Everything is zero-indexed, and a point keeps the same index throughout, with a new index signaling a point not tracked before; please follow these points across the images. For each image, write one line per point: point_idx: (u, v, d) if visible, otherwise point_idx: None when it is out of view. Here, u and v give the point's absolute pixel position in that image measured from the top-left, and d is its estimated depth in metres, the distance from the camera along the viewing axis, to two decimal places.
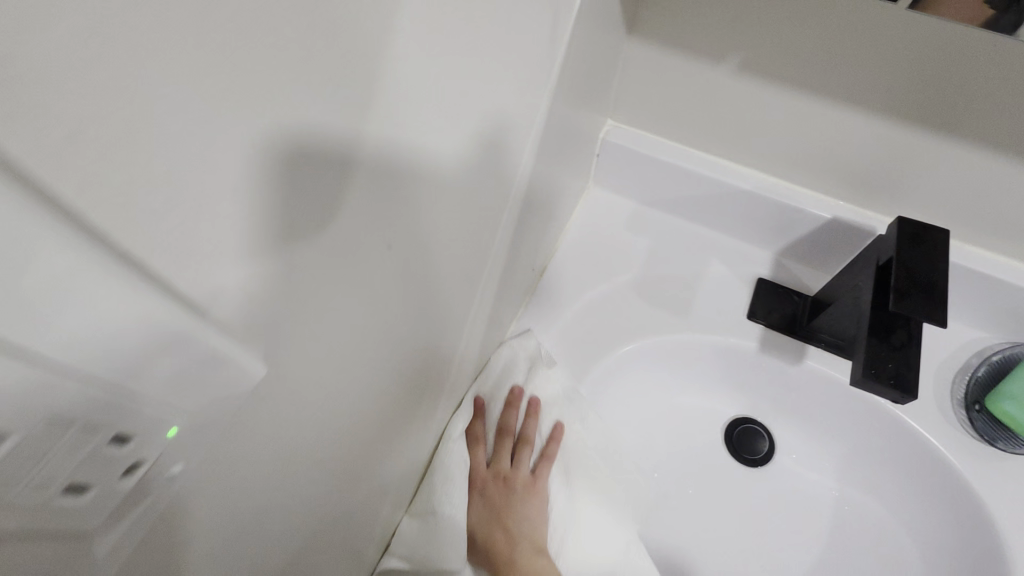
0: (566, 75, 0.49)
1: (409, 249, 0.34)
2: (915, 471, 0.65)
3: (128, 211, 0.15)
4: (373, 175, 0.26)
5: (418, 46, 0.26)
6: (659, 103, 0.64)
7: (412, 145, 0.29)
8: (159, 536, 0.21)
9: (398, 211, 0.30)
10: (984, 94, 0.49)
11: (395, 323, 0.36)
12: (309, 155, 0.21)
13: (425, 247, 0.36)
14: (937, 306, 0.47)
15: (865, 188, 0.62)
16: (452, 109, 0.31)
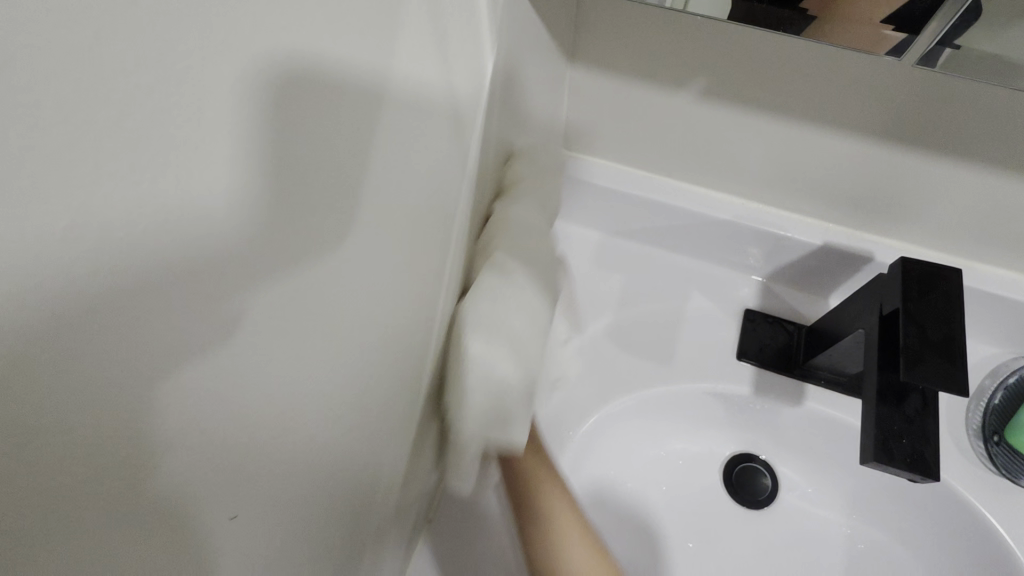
0: (493, 138, 0.41)
1: (292, 442, 0.26)
2: (935, 508, 0.59)
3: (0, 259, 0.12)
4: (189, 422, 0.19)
5: (236, 239, 0.19)
6: (614, 130, 0.56)
7: (261, 342, 0.22)
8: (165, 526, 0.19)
9: (259, 421, 0.23)
10: (982, 110, 0.41)
11: (292, 513, 0.29)
12: (44, 477, 0.14)
13: (320, 421, 0.29)
14: (955, 369, 0.40)
15: (856, 210, 0.54)
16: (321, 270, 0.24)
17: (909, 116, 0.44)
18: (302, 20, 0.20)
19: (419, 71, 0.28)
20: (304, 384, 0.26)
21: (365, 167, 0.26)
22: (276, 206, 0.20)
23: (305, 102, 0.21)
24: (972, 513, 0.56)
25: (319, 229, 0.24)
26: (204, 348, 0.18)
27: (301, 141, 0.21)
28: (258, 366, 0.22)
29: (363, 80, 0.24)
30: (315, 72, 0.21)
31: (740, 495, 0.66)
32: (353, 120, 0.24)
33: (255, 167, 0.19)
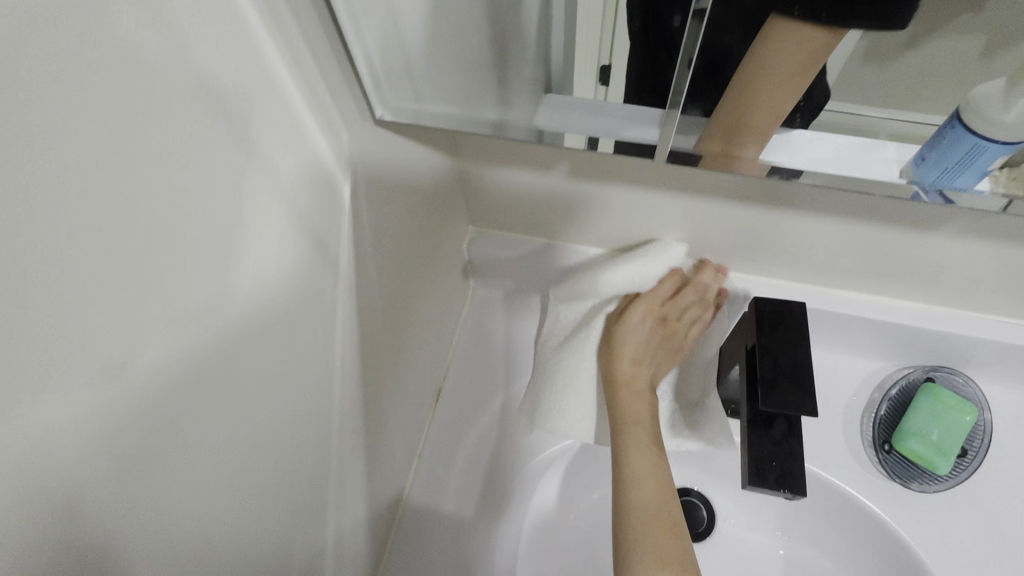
0: (378, 235, 0.47)
1: (165, 557, 0.29)
2: (847, 518, 0.64)
3: None
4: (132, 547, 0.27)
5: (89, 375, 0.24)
6: (510, 205, 0.64)
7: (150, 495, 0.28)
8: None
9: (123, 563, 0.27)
10: (785, 183, 0.51)
11: None
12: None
13: (205, 533, 0.32)
14: (804, 392, 0.46)
15: (728, 257, 0.62)
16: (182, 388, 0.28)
17: (737, 187, 0.53)
18: (156, 273, 0.26)
19: (283, 221, 0.35)
20: (185, 498, 0.30)
21: (236, 324, 0.32)
22: (121, 414, 0.25)
23: (151, 327, 0.26)
24: (875, 518, 0.61)
25: (189, 376, 0.29)
26: (56, 534, 0.23)
27: (147, 360, 0.26)
28: (124, 520, 0.26)
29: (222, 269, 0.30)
30: (164, 296, 0.27)
31: None
32: (217, 304, 0.30)
33: (102, 395, 0.24)
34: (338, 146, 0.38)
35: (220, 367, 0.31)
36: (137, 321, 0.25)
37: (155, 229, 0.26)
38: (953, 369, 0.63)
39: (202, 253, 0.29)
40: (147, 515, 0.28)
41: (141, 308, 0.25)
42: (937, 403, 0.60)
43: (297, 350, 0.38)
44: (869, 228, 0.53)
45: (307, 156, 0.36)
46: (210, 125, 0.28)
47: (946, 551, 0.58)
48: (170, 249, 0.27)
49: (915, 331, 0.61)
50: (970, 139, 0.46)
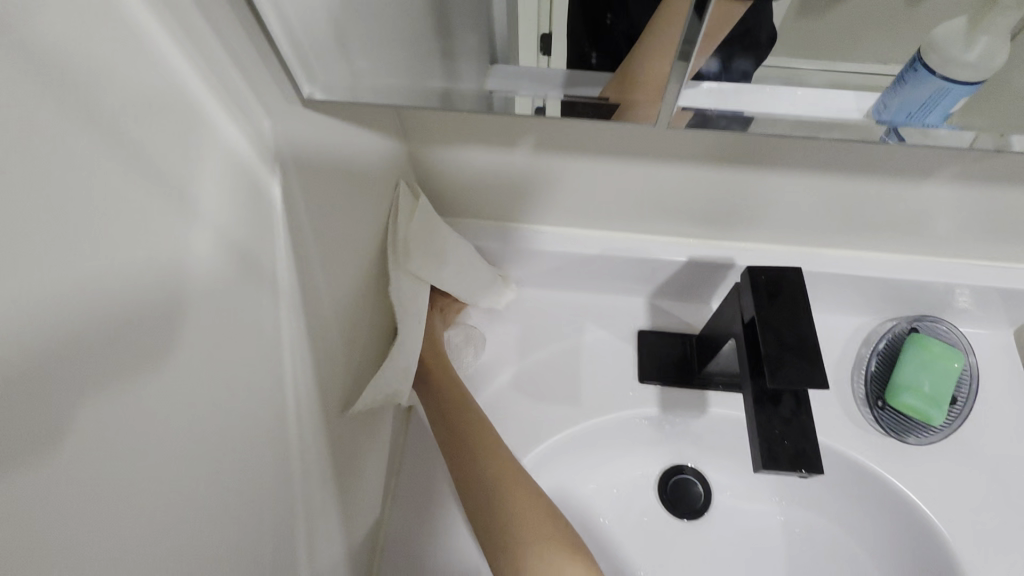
0: (327, 240, 0.40)
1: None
2: (845, 479, 0.62)
3: None
4: None
5: None
6: (470, 188, 0.58)
7: None
8: None
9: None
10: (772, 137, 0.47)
11: None
12: None
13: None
14: (815, 366, 0.42)
15: (708, 223, 0.58)
16: (91, 475, 0.21)
17: (715, 146, 0.48)
18: (36, 349, 0.19)
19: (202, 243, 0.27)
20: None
21: (158, 383, 0.24)
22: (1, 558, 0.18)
23: (32, 424, 0.19)
24: (875, 477, 0.60)
25: (99, 469, 0.22)
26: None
27: (33, 467, 0.19)
28: None
29: (129, 322, 0.23)
30: (45, 374, 0.19)
31: (679, 509, 0.67)
32: (129, 368, 0.23)
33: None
34: (261, 134, 0.31)
35: (144, 442, 0.24)
36: (8, 407, 0.18)
37: (12, 283, 0.18)
38: (935, 317, 0.62)
39: (89, 313, 0.21)
40: None
41: (14, 400, 0.18)
42: (926, 354, 0.59)
43: (243, 394, 0.31)
44: (857, 182, 0.50)
45: (224, 161, 0.28)
46: (71, 134, 0.20)
47: (945, 500, 0.58)
48: (43, 315, 0.19)
49: (903, 283, 0.59)
50: (929, 81, 0.44)
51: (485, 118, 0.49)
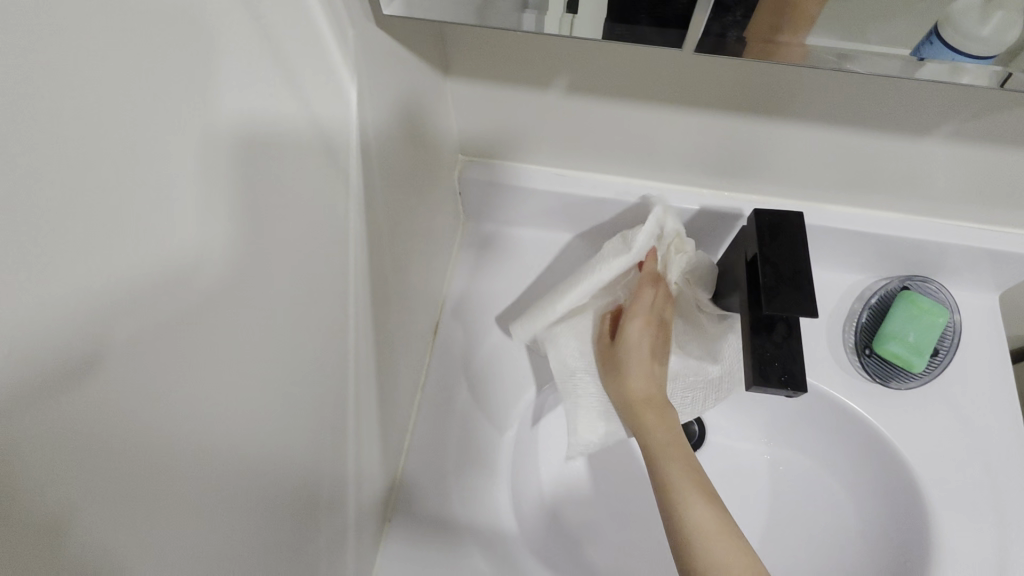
0: (382, 155, 0.44)
1: (210, 473, 0.29)
2: (830, 421, 0.68)
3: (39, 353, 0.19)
4: (173, 454, 0.26)
5: (133, 266, 0.23)
6: (501, 129, 0.62)
7: (191, 403, 0.27)
8: (169, 478, 0.26)
9: (169, 488, 0.26)
10: (784, 88, 0.51)
11: (234, 508, 0.31)
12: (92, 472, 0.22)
13: (241, 457, 0.31)
14: (806, 296, 0.47)
15: (720, 175, 0.62)
16: (213, 288, 0.27)
17: (732, 95, 0.53)
18: (189, 176, 0.25)
19: (291, 134, 0.32)
20: (218, 418, 0.29)
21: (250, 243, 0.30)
22: (145, 344, 0.24)
23: (168, 246, 0.24)
24: (856, 418, 0.65)
25: (210, 298, 0.27)
26: (106, 456, 0.22)
27: (182, 267, 0.25)
28: (171, 424, 0.26)
29: (235, 188, 0.28)
30: (192, 199, 0.25)
31: None
32: (232, 224, 0.28)
33: (125, 322, 0.22)
34: (340, 47, 0.36)
35: (238, 286, 0.29)
36: (167, 215, 0.24)
37: (175, 120, 0.24)
38: (926, 277, 0.67)
39: (219, 163, 0.27)
40: (189, 415, 0.27)
41: (172, 209, 0.24)
42: (914, 307, 0.64)
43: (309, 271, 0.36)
44: (861, 137, 0.54)
45: (313, 61, 0.33)
46: (211, 23, 0.25)
47: (920, 442, 0.63)
48: (196, 149, 0.25)
49: (898, 240, 0.63)
50: (946, 56, 0.43)
51: (523, 57, 0.53)
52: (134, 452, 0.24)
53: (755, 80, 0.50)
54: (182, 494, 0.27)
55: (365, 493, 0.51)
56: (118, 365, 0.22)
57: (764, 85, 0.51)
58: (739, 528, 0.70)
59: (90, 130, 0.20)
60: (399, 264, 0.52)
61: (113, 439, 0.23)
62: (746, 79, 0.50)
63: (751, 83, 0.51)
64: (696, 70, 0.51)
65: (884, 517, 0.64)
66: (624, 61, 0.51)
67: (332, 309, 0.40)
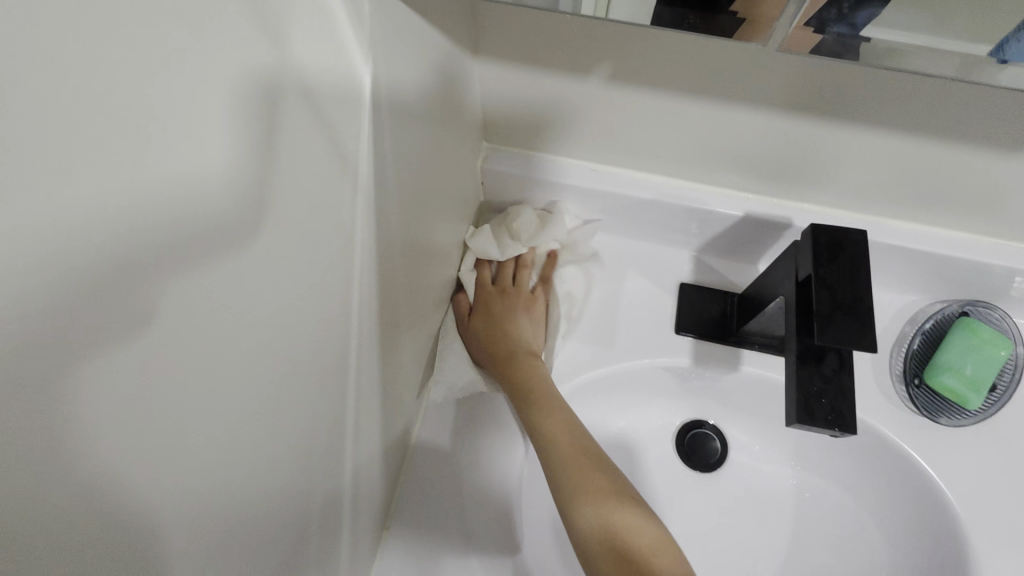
0: (398, 145, 0.40)
1: (195, 528, 0.25)
2: (867, 452, 0.63)
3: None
4: (162, 506, 0.22)
5: (120, 293, 0.18)
6: (530, 116, 0.57)
7: (184, 445, 0.23)
8: (155, 532, 0.22)
9: (144, 554, 0.22)
10: (859, 87, 0.44)
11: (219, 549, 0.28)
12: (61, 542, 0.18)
13: (233, 493, 0.28)
14: (865, 327, 0.42)
15: (769, 179, 0.56)
16: None
17: (797, 93, 0.46)
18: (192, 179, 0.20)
19: (294, 126, 0.27)
20: (206, 457, 0.25)
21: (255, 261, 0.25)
22: (122, 397, 0.19)
23: (154, 275, 0.20)
24: (897, 452, 0.60)
25: (207, 335, 0.23)
26: (63, 533, 0.18)
27: (181, 289, 0.21)
28: (160, 473, 0.22)
29: (241, 199, 0.23)
30: (196, 208, 0.21)
31: (694, 461, 0.69)
32: (236, 243, 0.23)
33: (96, 374, 0.18)
34: (356, 22, 0.31)
35: (239, 311, 0.25)
36: (163, 229, 0.20)
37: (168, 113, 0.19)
38: (989, 304, 0.60)
39: (224, 164, 0.22)
40: (182, 459, 0.23)
41: (172, 223, 0.20)
42: (974, 338, 0.58)
43: (313, 281, 0.32)
44: (939, 148, 0.48)
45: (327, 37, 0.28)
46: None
47: (967, 483, 0.58)
48: (197, 147, 0.20)
49: (962, 263, 0.57)
50: None
51: (563, 38, 0.47)
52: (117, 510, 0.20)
53: (827, 77, 0.44)
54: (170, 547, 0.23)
55: (364, 507, 0.47)
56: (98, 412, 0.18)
57: (837, 84, 0.44)
58: (756, 556, 0.66)
59: (37, 136, 0.15)
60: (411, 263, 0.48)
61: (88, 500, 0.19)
62: (816, 75, 0.44)
63: (822, 81, 0.45)
64: (761, 62, 0.45)
65: (918, 559, 0.60)
66: (679, 48, 0.45)
67: (336, 318, 0.36)
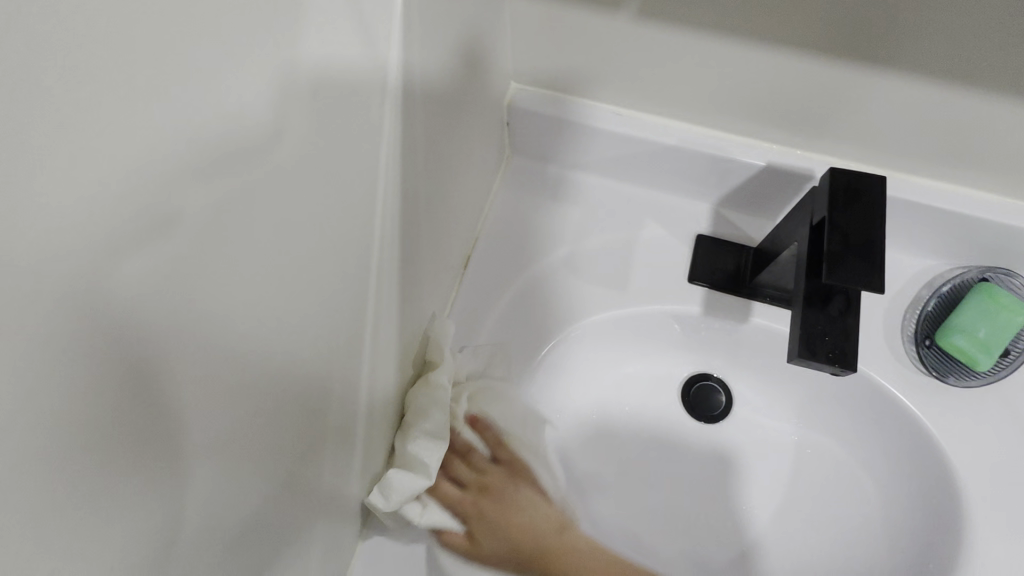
0: (427, 60, 0.41)
1: (219, 371, 0.27)
2: (870, 410, 0.64)
3: (58, 188, 0.18)
4: (193, 328, 0.25)
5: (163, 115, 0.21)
6: (558, 53, 0.57)
7: (211, 284, 0.26)
8: (189, 353, 0.25)
9: (172, 377, 0.25)
10: (891, 26, 0.44)
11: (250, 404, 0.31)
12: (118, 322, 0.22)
13: (258, 352, 0.31)
14: (873, 269, 0.42)
15: (794, 127, 0.56)
16: (238, 167, 0.26)
17: (826, 32, 0.46)
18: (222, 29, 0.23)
19: (328, 13, 0.29)
20: (236, 310, 0.28)
21: (275, 133, 0.27)
22: (147, 221, 0.22)
23: (180, 112, 0.22)
24: (900, 410, 0.61)
25: (223, 187, 0.25)
26: (121, 321, 0.22)
27: (214, 131, 0.24)
28: (193, 296, 0.25)
29: (257, 65, 0.25)
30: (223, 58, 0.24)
31: (698, 411, 0.71)
32: (253, 107, 0.26)
33: (121, 190, 0.21)
34: None
35: (260, 178, 0.27)
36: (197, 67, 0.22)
37: None
38: (1011, 270, 0.60)
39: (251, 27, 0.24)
40: (210, 292, 0.26)
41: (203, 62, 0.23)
42: (992, 302, 0.57)
43: (339, 176, 0.34)
44: (970, 97, 0.47)
45: None
46: None
47: (968, 444, 0.58)
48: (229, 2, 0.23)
49: (986, 224, 0.57)
50: None
51: None
52: (162, 312, 0.23)
53: (857, 14, 0.44)
54: (198, 372, 0.26)
55: (378, 414, 0.50)
56: (140, 219, 0.21)
57: (868, 21, 0.44)
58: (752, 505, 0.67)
59: None
60: (434, 188, 0.50)
61: (137, 293, 0.22)
62: (847, 12, 0.44)
63: (852, 18, 0.45)
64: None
65: (912, 516, 0.61)
66: None
67: (359, 218, 0.38)
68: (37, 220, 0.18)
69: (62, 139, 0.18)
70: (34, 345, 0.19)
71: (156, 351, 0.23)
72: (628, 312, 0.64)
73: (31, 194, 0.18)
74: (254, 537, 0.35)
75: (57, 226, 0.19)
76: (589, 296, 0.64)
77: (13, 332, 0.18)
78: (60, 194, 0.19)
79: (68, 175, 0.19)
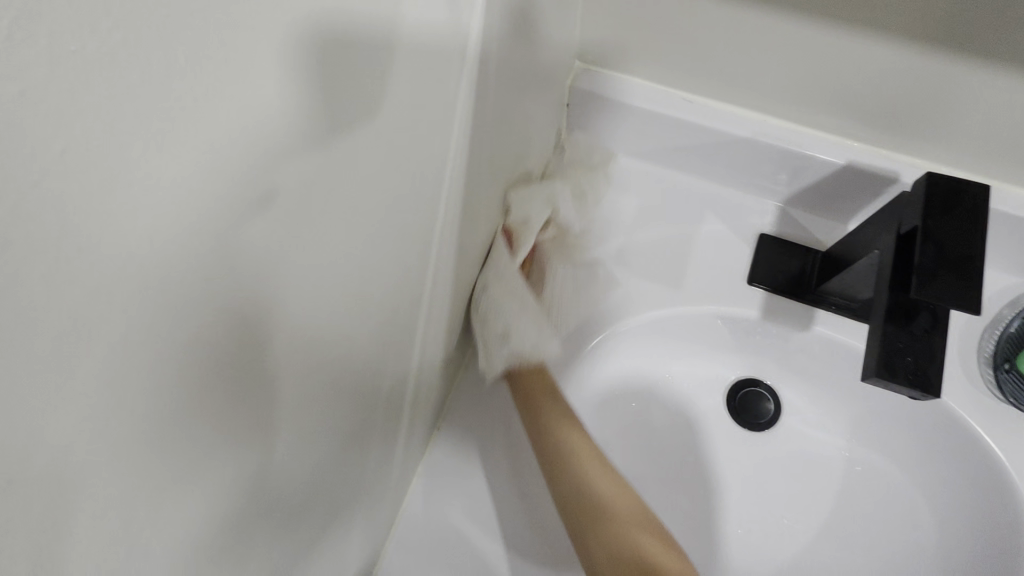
0: (504, 35, 0.39)
1: (285, 353, 0.26)
2: (934, 431, 0.60)
3: (170, 172, 0.17)
4: (270, 313, 0.24)
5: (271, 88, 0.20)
6: (633, 31, 0.54)
7: (292, 268, 0.25)
8: (263, 339, 0.24)
9: (250, 365, 0.24)
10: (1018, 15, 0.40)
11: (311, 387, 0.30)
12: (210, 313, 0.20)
13: (322, 335, 0.29)
14: (969, 286, 0.39)
15: (884, 123, 0.52)
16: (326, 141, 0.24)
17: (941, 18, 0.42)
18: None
19: None
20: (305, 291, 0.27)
21: (361, 106, 0.26)
22: (243, 205, 0.20)
23: (287, 88, 0.21)
24: (969, 435, 0.57)
25: (309, 164, 0.23)
26: (212, 310, 0.21)
27: (313, 108, 0.22)
28: (273, 278, 0.24)
29: (354, 32, 0.24)
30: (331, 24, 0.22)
31: (744, 417, 0.68)
32: (347, 77, 0.24)
33: (220, 167, 0.19)
34: None
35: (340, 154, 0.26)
36: (307, 36, 0.21)
37: None
38: None
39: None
40: (289, 274, 0.25)
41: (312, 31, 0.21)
42: None
43: (411, 153, 0.32)
44: None
45: None
46: None
47: None
48: None
49: None
50: None
51: None
52: (247, 299, 0.22)
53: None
54: (270, 359, 0.25)
55: (422, 399, 0.50)
56: (235, 201, 0.20)
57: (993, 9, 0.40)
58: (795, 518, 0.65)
59: None
60: (495, 169, 0.48)
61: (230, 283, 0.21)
62: None
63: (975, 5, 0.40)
64: None
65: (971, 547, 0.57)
66: None
67: (425, 198, 0.36)
68: (150, 205, 0.17)
69: (181, 121, 0.17)
70: (135, 336, 0.18)
71: (238, 338, 0.22)
72: (681, 311, 0.62)
73: (147, 177, 0.16)
74: (300, 518, 0.35)
75: (167, 211, 0.17)
76: (640, 291, 0.62)
77: (118, 320, 0.17)
78: (173, 176, 0.17)
79: (180, 154, 0.17)
